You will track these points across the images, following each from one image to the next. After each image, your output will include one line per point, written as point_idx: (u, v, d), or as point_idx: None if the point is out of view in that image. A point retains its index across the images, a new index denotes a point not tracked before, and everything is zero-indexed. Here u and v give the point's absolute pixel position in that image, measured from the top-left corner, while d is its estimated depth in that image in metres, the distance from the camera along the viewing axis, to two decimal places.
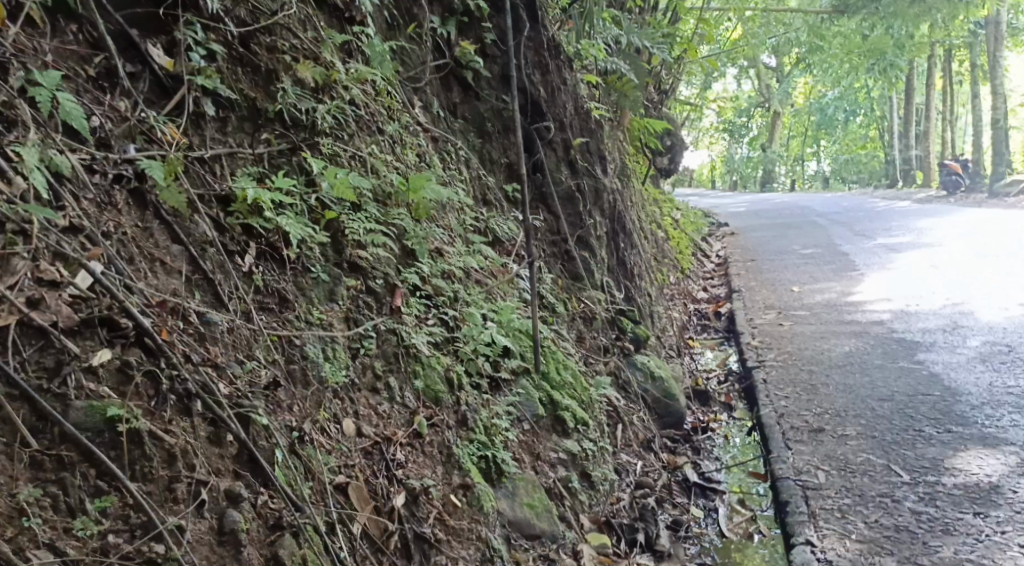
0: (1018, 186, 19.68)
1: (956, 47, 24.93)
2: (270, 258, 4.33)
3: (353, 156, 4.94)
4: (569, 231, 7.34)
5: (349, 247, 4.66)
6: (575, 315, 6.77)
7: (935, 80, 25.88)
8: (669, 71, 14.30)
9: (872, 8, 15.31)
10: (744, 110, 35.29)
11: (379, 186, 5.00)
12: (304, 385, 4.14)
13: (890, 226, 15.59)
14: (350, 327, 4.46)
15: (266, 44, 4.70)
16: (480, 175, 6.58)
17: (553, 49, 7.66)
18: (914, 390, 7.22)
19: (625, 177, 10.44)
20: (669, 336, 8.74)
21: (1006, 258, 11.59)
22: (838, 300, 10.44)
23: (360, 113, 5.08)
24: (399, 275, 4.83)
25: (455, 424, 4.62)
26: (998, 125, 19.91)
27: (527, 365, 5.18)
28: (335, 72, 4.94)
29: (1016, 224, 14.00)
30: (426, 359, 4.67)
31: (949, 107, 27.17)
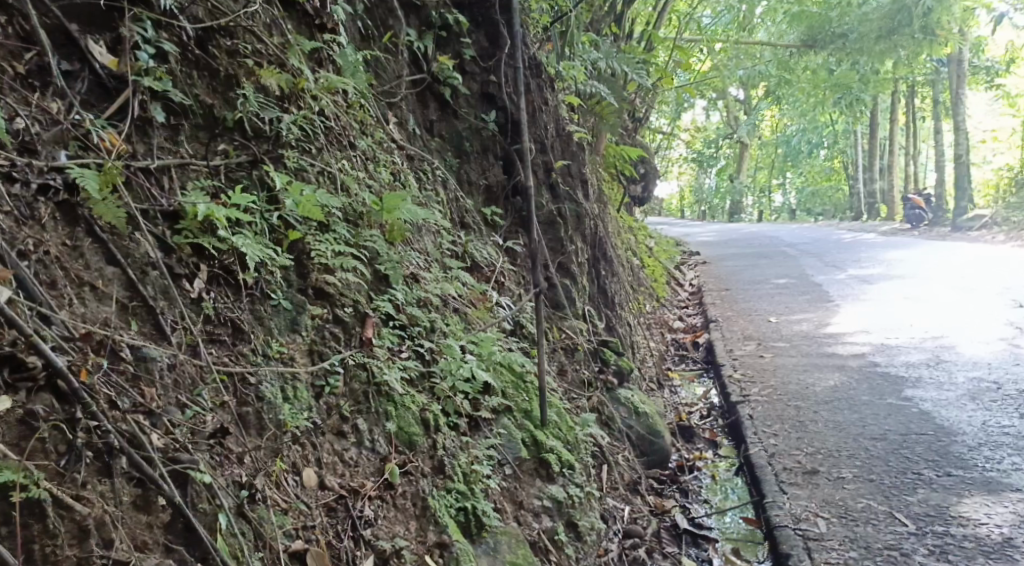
0: (980, 220, 19.53)
1: (920, 84, 24.93)
2: (224, 282, 3.95)
3: (323, 172, 4.55)
4: (550, 257, 6.97)
5: (315, 271, 4.27)
6: (556, 346, 6.40)
7: (898, 115, 25.92)
8: (643, 98, 14.06)
9: (839, 42, 15.20)
10: (714, 141, 35.27)
11: (351, 206, 4.60)
12: (259, 432, 3.77)
13: (861, 257, 15.36)
14: (314, 361, 4.08)
15: (226, 48, 4.32)
16: (457, 197, 6.20)
17: (534, 68, 7.33)
18: (906, 428, 6.88)
19: (602, 203, 10.12)
20: (649, 367, 8.38)
21: (985, 291, 11.35)
22: (816, 332, 10.13)
23: (330, 125, 4.69)
24: (371, 303, 4.43)
25: (431, 471, 4.21)
26: (960, 160, 19.78)
27: (509, 403, 4.77)
28: (304, 80, 4.57)
29: (987, 257, 13.81)
30: (400, 397, 4.27)
31: (913, 142, 27.16)
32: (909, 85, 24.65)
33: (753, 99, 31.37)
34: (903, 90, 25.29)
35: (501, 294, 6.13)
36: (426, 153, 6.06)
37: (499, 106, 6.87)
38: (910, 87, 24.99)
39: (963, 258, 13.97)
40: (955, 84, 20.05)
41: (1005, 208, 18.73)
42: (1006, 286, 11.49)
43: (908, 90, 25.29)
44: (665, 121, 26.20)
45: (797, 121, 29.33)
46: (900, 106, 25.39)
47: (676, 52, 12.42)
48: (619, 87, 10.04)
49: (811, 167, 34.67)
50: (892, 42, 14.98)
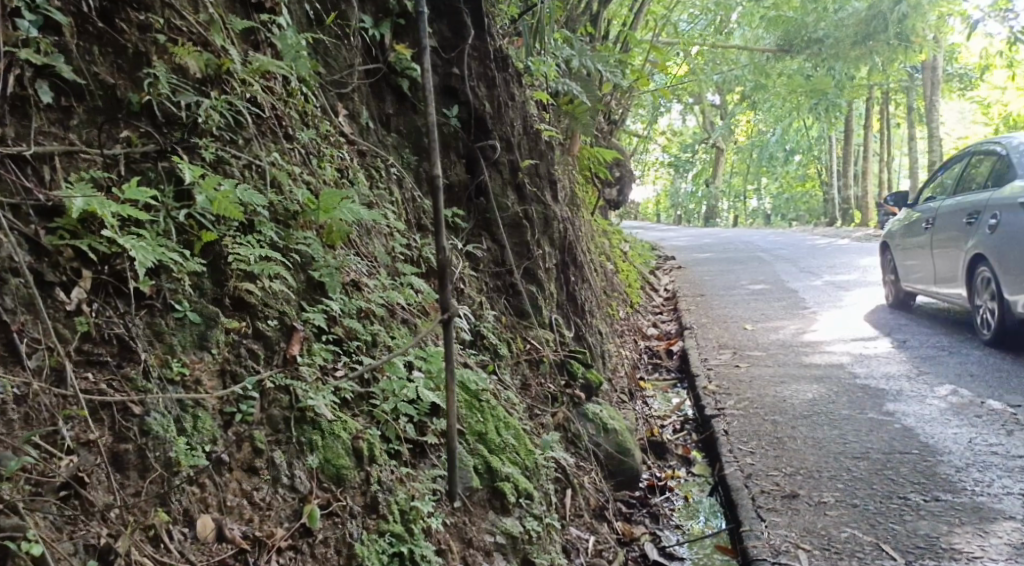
0: None
1: (894, 91, 24.69)
2: (113, 291, 3.56)
3: (251, 167, 4.13)
4: (514, 262, 6.54)
5: (232, 279, 3.85)
6: (519, 357, 5.96)
7: (872, 123, 25.73)
8: (619, 100, 13.68)
9: (816, 47, 14.97)
10: (691, 145, 34.99)
11: (279, 203, 4.15)
12: (141, 475, 3.36)
13: (836, 262, 15.01)
14: (226, 385, 3.68)
15: (137, 22, 3.93)
16: (414, 197, 5.77)
17: (500, 62, 6.91)
18: (889, 447, 6.47)
19: (575, 206, 9.72)
20: (620, 377, 7.93)
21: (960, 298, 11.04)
22: (792, 340, 9.74)
23: (262, 114, 4.26)
24: (300, 315, 4.00)
25: (362, 511, 3.74)
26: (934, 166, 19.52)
27: (461, 424, 4.30)
28: (228, 60, 4.16)
29: None
30: (328, 425, 3.82)
31: (887, 151, 26.94)
32: (882, 93, 24.41)
33: (729, 104, 31.16)
34: (877, 97, 25.06)
35: (460, 302, 5.68)
36: (379, 147, 5.63)
37: (461, 100, 6.47)
38: (884, 95, 24.72)
39: None
40: (929, 92, 19.78)
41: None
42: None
43: (883, 97, 25.02)
44: (641, 124, 25.92)
45: (772, 127, 29.10)
46: (874, 113, 25.15)
47: (652, 52, 12.03)
48: (593, 86, 9.60)
49: (786, 173, 34.52)
50: (867, 48, 14.57)
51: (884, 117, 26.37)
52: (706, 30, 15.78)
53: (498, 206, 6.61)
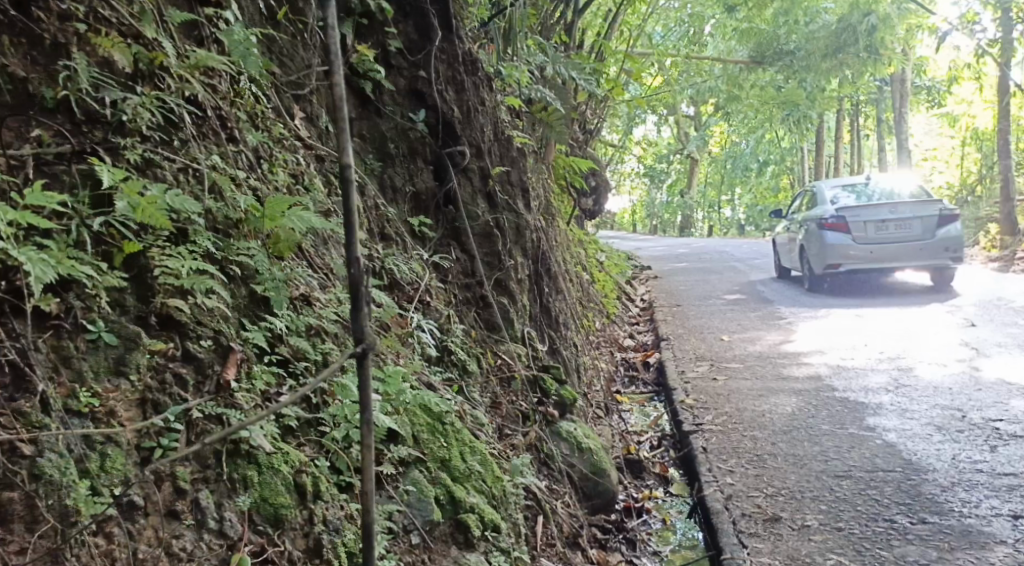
0: None
1: (864, 103, 24.65)
2: (11, 310, 3.20)
3: (188, 171, 3.80)
4: (484, 273, 6.22)
5: (160, 296, 3.54)
6: (489, 374, 5.63)
7: (843, 133, 25.64)
8: (593, 108, 13.42)
9: (787, 60, 14.77)
10: (665, 155, 34.81)
11: (218, 211, 3.83)
12: (28, 528, 3.01)
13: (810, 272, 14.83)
14: (147, 415, 3.34)
15: (57, 11, 3.62)
16: (378, 204, 5.52)
17: (470, 65, 6.59)
18: (872, 465, 6.15)
19: (549, 215, 9.42)
20: (595, 391, 7.61)
21: (936, 308, 10.81)
22: (770, 351, 9.48)
23: (201, 114, 3.97)
24: (239, 334, 3.69)
25: (302, 553, 3.44)
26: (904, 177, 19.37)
27: (422, 450, 3.98)
28: (162, 54, 3.86)
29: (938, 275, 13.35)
30: (266, 458, 3.50)
31: (857, 161, 26.86)
32: (852, 104, 24.34)
33: (703, 115, 31.00)
34: (847, 108, 25.01)
35: (425, 317, 5.34)
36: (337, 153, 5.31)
37: (428, 104, 6.20)
38: (855, 107, 24.62)
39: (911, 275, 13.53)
40: (899, 105, 19.86)
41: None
42: (956, 304, 10.97)
43: (854, 109, 24.92)
44: (616, 134, 25.73)
45: (745, 137, 28.97)
46: (844, 125, 25.06)
47: (625, 61, 11.78)
48: (568, 93, 9.31)
49: (759, 184, 34.45)
50: (837, 60, 14.34)
51: (855, 129, 26.30)
52: (680, 42, 15.56)
53: (467, 214, 6.29)
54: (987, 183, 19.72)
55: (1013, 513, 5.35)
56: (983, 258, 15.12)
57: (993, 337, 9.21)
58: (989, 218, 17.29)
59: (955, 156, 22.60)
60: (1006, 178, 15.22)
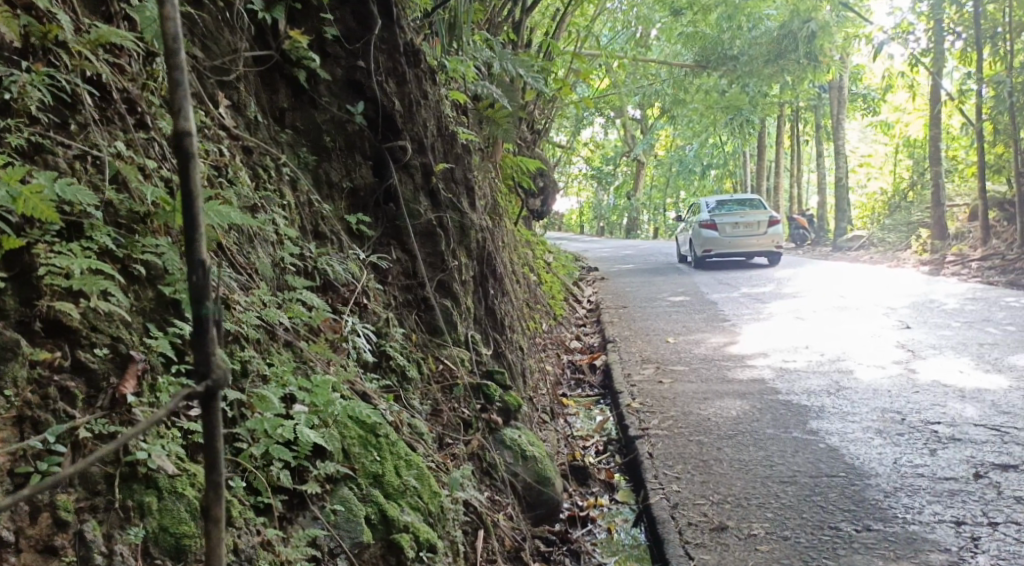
0: (858, 241, 18.89)
1: (808, 109, 24.67)
2: None
3: (87, 159, 3.50)
4: (426, 273, 5.92)
5: (47, 298, 3.20)
6: (429, 380, 5.32)
7: (784, 139, 25.66)
8: (540, 108, 13.22)
9: (730, 64, 14.47)
10: (612, 158, 34.65)
11: (121, 202, 3.52)
12: None
13: (754, 274, 14.70)
14: (24, 436, 3.01)
15: None
16: (311, 199, 5.21)
17: (412, 56, 6.29)
18: (815, 468, 5.71)
19: (496, 215, 9.15)
20: (540, 395, 7.33)
21: (872, 311, 10.75)
22: (716, 354, 9.26)
23: (101, 98, 3.67)
24: (142, 342, 3.37)
25: None
26: (839, 182, 19.36)
27: (353, 464, 3.70)
28: (57, 27, 3.55)
29: (883, 278, 13.24)
30: (168, 481, 3.22)
31: (800, 166, 26.86)
32: (794, 110, 24.35)
33: (649, 119, 30.89)
34: (791, 114, 25.02)
35: (361, 319, 5.03)
36: (264, 145, 4.99)
37: (367, 96, 5.87)
38: (796, 113, 24.64)
39: (854, 278, 13.44)
40: (835, 111, 19.65)
41: (881, 229, 18.46)
42: (891, 306, 10.89)
43: (795, 115, 24.94)
44: (564, 136, 25.59)
45: (690, 141, 28.90)
46: (785, 130, 25.08)
47: (571, 62, 11.58)
48: (515, 92, 9.07)
49: (704, 188, 34.45)
50: (779, 66, 14.18)
51: (794, 135, 26.32)
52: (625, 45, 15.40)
53: (409, 213, 5.99)
54: (918, 190, 18.97)
55: (957, 519, 5.01)
56: (916, 262, 15.12)
57: (925, 337, 9.13)
58: (920, 223, 17.35)
59: (892, 162, 22.68)
60: (938, 184, 15.20)
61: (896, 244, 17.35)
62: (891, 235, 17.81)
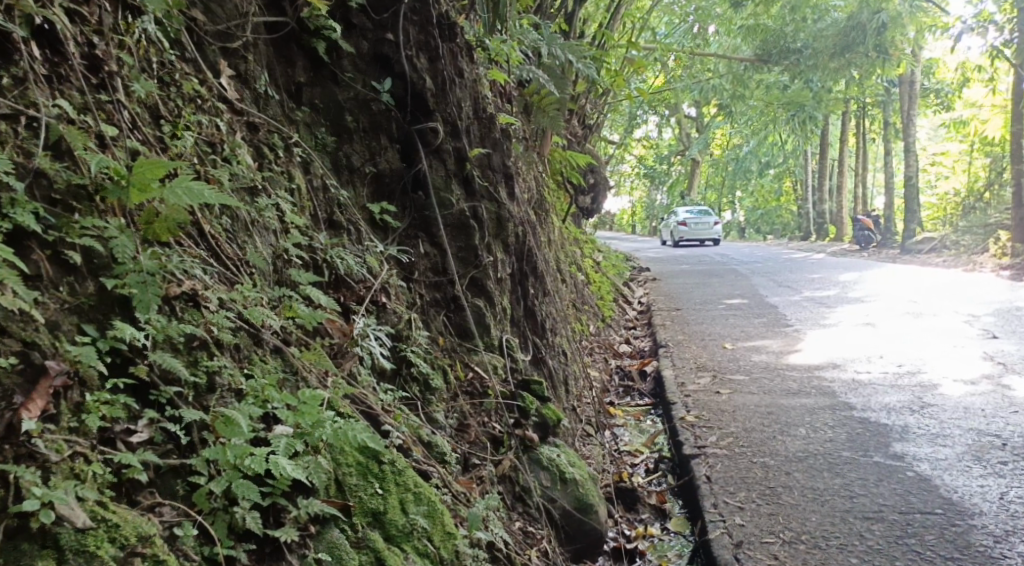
0: (929, 243, 17.97)
1: (872, 106, 23.64)
2: None
3: (21, 120, 3.17)
4: (457, 270, 5.31)
5: None
6: (455, 390, 4.71)
7: (849, 137, 24.60)
8: (593, 101, 12.57)
9: (793, 58, 13.63)
10: (665, 156, 33.69)
11: (59, 173, 3.19)
12: None
13: (815, 277, 13.91)
14: None
15: None
16: (326, 185, 4.62)
17: (449, 29, 5.65)
18: (905, 503, 5.02)
19: (542, 210, 8.52)
20: (584, 405, 6.67)
21: (951, 318, 9.94)
22: (778, 362, 8.56)
23: (52, 57, 3.35)
24: (69, 348, 2.99)
25: None
26: (909, 181, 18.38)
27: (344, 501, 3.28)
28: None
29: (957, 283, 12.40)
30: (74, 538, 2.75)
31: (863, 166, 25.78)
32: (859, 107, 23.33)
33: (706, 116, 29.92)
34: (854, 111, 24.00)
35: (377, 321, 4.42)
36: (273, 122, 4.41)
37: (396, 72, 5.27)
38: (862, 109, 23.62)
39: (927, 282, 12.61)
40: (905, 107, 18.61)
41: (952, 231, 17.50)
42: (972, 314, 10.07)
43: (861, 111, 23.88)
44: (619, 133, 24.82)
45: (747, 139, 27.94)
46: (849, 128, 24.03)
47: (626, 53, 10.93)
48: (565, 79, 8.42)
49: (760, 187, 33.44)
50: (845, 60, 13.23)
51: (859, 133, 25.22)
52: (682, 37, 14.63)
53: (439, 202, 5.35)
54: (993, 190, 17.94)
55: None
56: (994, 266, 14.20)
57: (1015, 349, 8.33)
58: (998, 225, 16.38)
59: (962, 162, 21.60)
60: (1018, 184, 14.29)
61: (972, 248, 16.41)
62: (966, 238, 16.90)
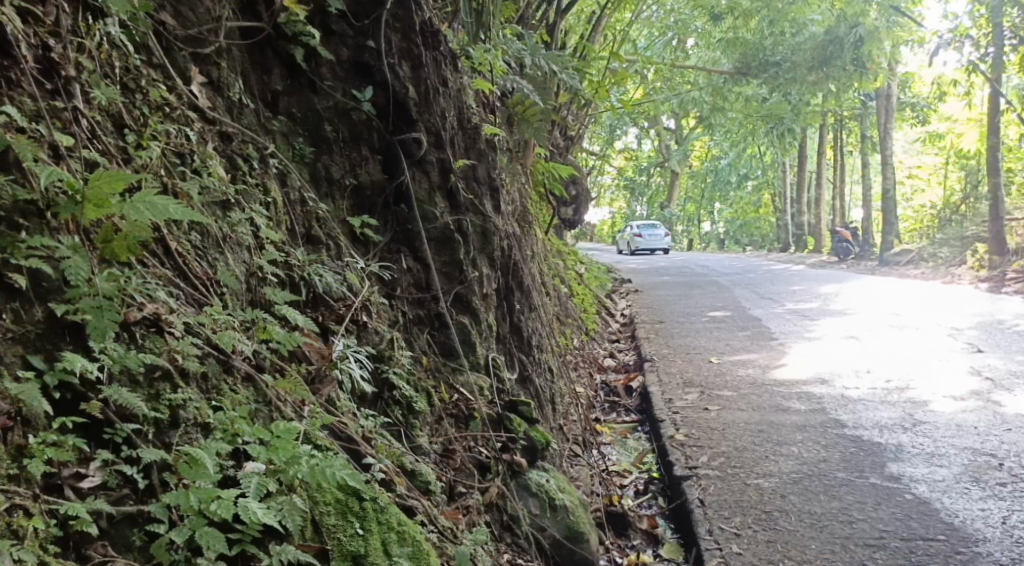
0: (907, 255, 17.87)
1: (850, 119, 23.62)
2: None
3: None
4: (441, 286, 5.08)
5: None
6: (440, 412, 4.48)
7: (826, 150, 24.53)
8: (575, 112, 12.37)
9: (772, 72, 13.52)
10: (644, 168, 33.63)
11: (7, 189, 2.97)
12: None
13: (797, 289, 13.75)
14: None
15: None
16: (304, 198, 4.39)
17: (432, 35, 5.43)
18: (907, 529, 4.82)
19: (525, 223, 8.32)
20: (570, 422, 6.44)
21: (935, 331, 9.78)
22: (764, 377, 8.37)
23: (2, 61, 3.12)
24: (13, 381, 2.78)
25: None
26: (886, 194, 18.28)
27: (321, 544, 3.05)
28: None
29: (940, 295, 12.26)
30: None
31: (839, 179, 25.76)
32: (837, 120, 23.29)
33: (685, 128, 29.85)
34: (832, 123, 23.96)
35: (358, 341, 4.18)
36: (248, 132, 4.17)
37: (377, 80, 5.05)
38: (839, 122, 23.53)
39: (909, 294, 12.47)
40: (882, 120, 18.51)
41: (931, 244, 17.42)
42: (956, 327, 9.91)
43: (838, 124, 23.78)
44: (599, 145, 24.67)
45: (725, 152, 27.88)
46: (826, 141, 23.94)
47: (608, 64, 10.73)
48: (548, 89, 8.20)
49: (739, 198, 33.43)
50: (824, 73, 13.19)
51: (836, 145, 25.15)
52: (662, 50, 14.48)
53: (423, 216, 5.12)
54: (970, 203, 17.87)
55: None
56: (973, 279, 14.09)
57: (1002, 364, 8.17)
58: (975, 237, 16.29)
59: (938, 175, 21.57)
60: (995, 198, 14.19)
61: (950, 260, 16.32)
62: (944, 250, 16.82)
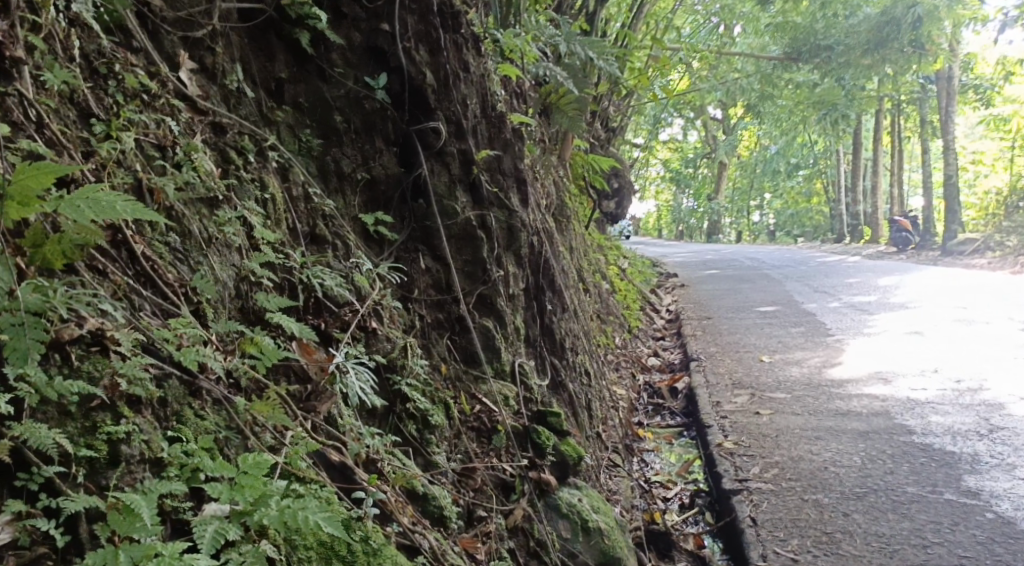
0: (969, 244, 17.16)
1: (906, 104, 22.83)
2: None
3: None
4: (463, 286, 4.70)
5: None
6: (459, 427, 4.10)
7: (881, 136, 23.75)
8: (617, 102, 11.89)
9: (824, 56, 12.77)
10: (691, 159, 32.99)
11: None
12: None
13: (851, 282, 13.18)
14: None
15: None
16: (307, 191, 4.02)
17: (453, 15, 5.02)
18: (991, 555, 4.39)
19: (563, 217, 7.89)
20: (610, 427, 6.01)
21: (1003, 326, 9.22)
22: (819, 376, 7.89)
23: None
24: None
25: None
26: (948, 180, 17.56)
27: None
28: None
29: (1007, 286, 11.64)
30: None
31: (894, 167, 24.99)
32: (893, 105, 22.53)
33: (733, 117, 29.18)
34: (887, 109, 23.20)
35: (366, 349, 3.81)
36: (246, 123, 3.81)
37: (392, 66, 4.66)
38: (896, 108, 22.71)
39: (975, 286, 11.85)
40: (942, 104, 17.74)
41: (996, 232, 16.72)
42: None
43: (895, 109, 22.95)
44: (644, 136, 24.11)
45: (774, 141, 27.17)
46: (883, 127, 23.12)
47: (650, 51, 10.23)
48: (587, 77, 7.76)
49: (789, 189, 32.71)
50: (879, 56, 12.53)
51: (893, 131, 24.31)
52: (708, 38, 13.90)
53: (443, 211, 4.73)
54: None
55: None
56: None
57: None
58: None
59: (1002, 159, 20.76)
60: None
61: (1016, 249, 15.63)
62: (1010, 239, 16.13)
